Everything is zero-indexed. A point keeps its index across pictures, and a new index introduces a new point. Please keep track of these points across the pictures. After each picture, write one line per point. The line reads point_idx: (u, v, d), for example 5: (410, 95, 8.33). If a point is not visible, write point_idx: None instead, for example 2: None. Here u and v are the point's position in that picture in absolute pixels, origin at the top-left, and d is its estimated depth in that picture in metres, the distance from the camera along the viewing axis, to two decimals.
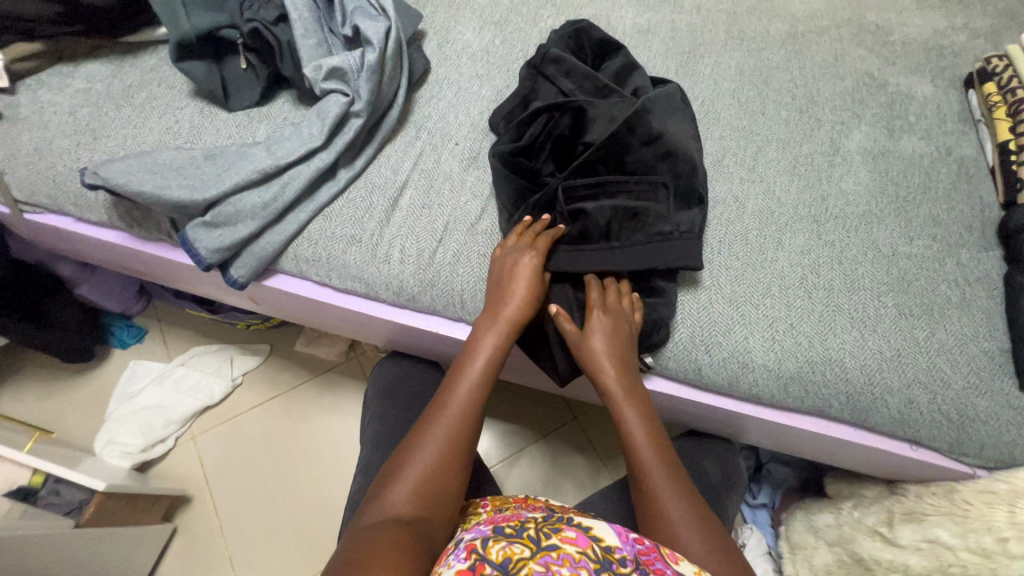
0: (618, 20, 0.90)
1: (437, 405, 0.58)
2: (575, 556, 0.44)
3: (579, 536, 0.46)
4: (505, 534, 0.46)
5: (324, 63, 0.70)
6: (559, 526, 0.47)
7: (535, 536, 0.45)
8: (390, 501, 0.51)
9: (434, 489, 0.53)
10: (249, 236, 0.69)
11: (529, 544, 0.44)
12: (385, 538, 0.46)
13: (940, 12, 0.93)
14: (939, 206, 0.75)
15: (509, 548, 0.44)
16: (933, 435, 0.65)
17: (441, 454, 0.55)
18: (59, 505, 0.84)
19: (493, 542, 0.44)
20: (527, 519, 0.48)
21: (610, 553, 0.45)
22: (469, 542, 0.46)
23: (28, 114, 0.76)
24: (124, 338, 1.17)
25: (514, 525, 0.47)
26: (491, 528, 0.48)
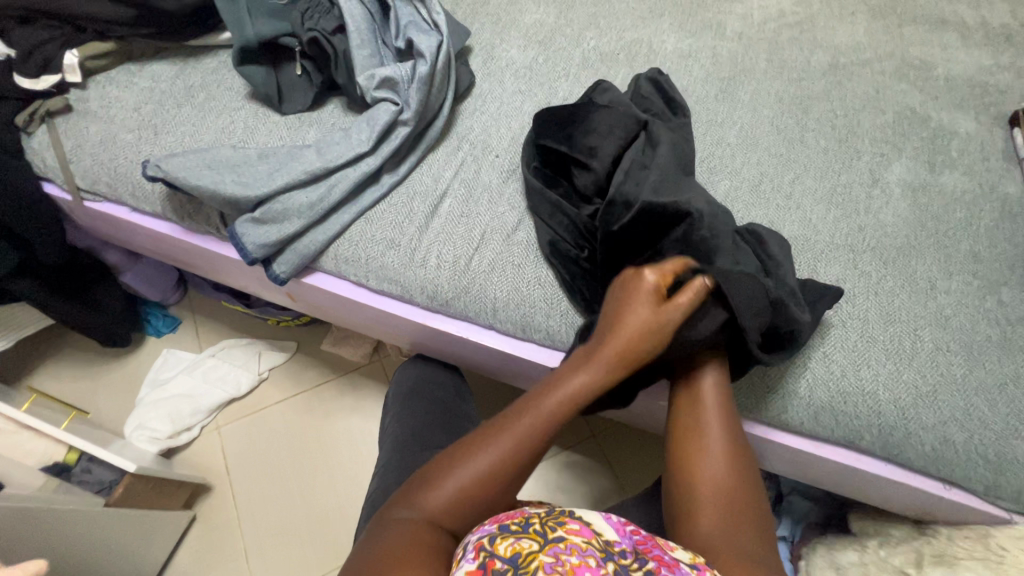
0: (660, 45, 0.92)
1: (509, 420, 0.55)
2: (582, 544, 0.44)
3: (583, 527, 0.46)
4: (512, 531, 0.45)
5: (376, 74, 0.73)
6: (562, 518, 0.47)
7: (542, 530, 0.45)
8: (426, 504, 0.50)
9: (472, 499, 0.51)
10: (295, 234, 0.71)
11: (536, 539, 0.44)
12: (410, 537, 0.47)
13: (986, 50, 0.93)
14: (980, 243, 0.74)
15: (517, 543, 0.44)
16: (968, 476, 0.63)
17: (492, 467, 0.52)
18: (89, 484, 0.88)
19: (501, 539, 0.44)
20: (531, 513, 0.48)
21: (612, 546, 0.46)
22: (476, 541, 0.45)
23: (96, 108, 0.80)
24: (160, 327, 1.21)
25: (518, 520, 0.47)
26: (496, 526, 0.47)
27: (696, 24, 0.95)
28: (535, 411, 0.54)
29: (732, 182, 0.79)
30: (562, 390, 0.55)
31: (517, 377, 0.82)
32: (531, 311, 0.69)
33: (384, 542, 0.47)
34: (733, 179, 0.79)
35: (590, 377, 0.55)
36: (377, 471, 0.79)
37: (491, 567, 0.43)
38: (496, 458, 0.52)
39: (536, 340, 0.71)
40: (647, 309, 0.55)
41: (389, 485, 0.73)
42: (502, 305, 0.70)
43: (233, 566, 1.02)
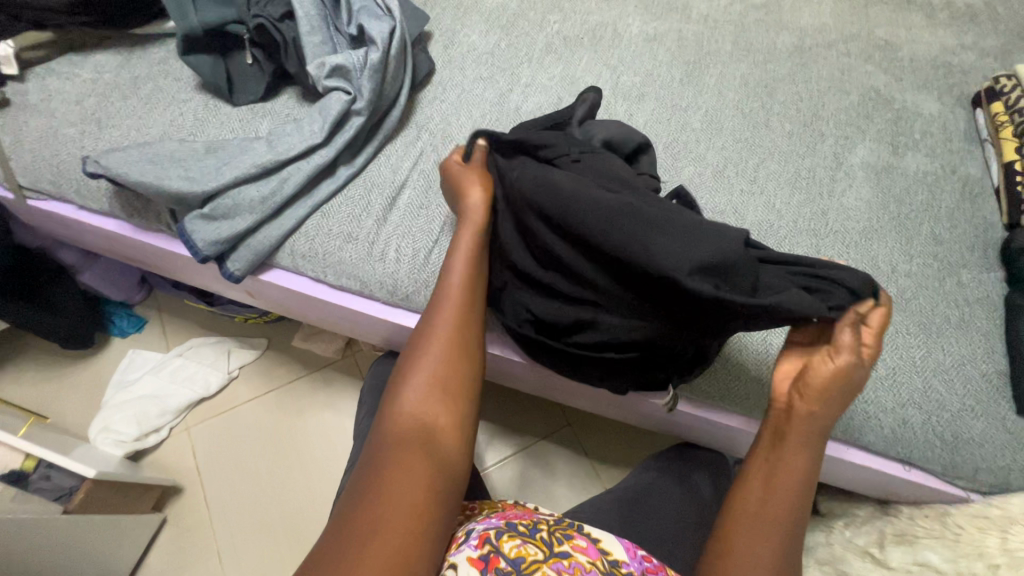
0: (625, 28, 0.90)
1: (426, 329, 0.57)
2: (587, 564, 0.48)
3: (590, 547, 0.50)
4: (520, 532, 0.49)
5: (327, 62, 0.71)
6: (571, 533, 0.51)
7: (548, 540, 0.49)
8: (395, 413, 0.53)
9: (434, 398, 0.54)
10: (247, 230, 0.69)
11: (543, 547, 0.48)
12: (396, 452, 0.49)
13: (950, 30, 0.93)
14: (941, 225, 0.74)
15: (523, 548, 0.47)
16: (926, 457, 0.64)
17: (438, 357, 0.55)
18: (48, 491, 0.85)
19: (507, 538, 0.48)
20: (539, 520, 0.52)
21: (616, 568, 0.49)
22: (482, 532, 0.49)
23: (35, 101, 0.77)
24: (124, 327, 1.18)
25: (526, 525, 0.51)
26: (503, 524, 0.51)
27: (661, 7, 0.93)
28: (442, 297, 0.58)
29: (697, 168, 0.78)
30: (457, 267, 0.59)
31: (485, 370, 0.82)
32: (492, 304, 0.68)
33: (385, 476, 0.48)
34: (698, 165, 0.78)
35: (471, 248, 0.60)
36: (344, 468, 0.78)
37: (493, 563, 0.46)
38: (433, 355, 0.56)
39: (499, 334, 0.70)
40: (475, 185, 0.62)
41: None
42: None
43: (207, 567, 1.01)
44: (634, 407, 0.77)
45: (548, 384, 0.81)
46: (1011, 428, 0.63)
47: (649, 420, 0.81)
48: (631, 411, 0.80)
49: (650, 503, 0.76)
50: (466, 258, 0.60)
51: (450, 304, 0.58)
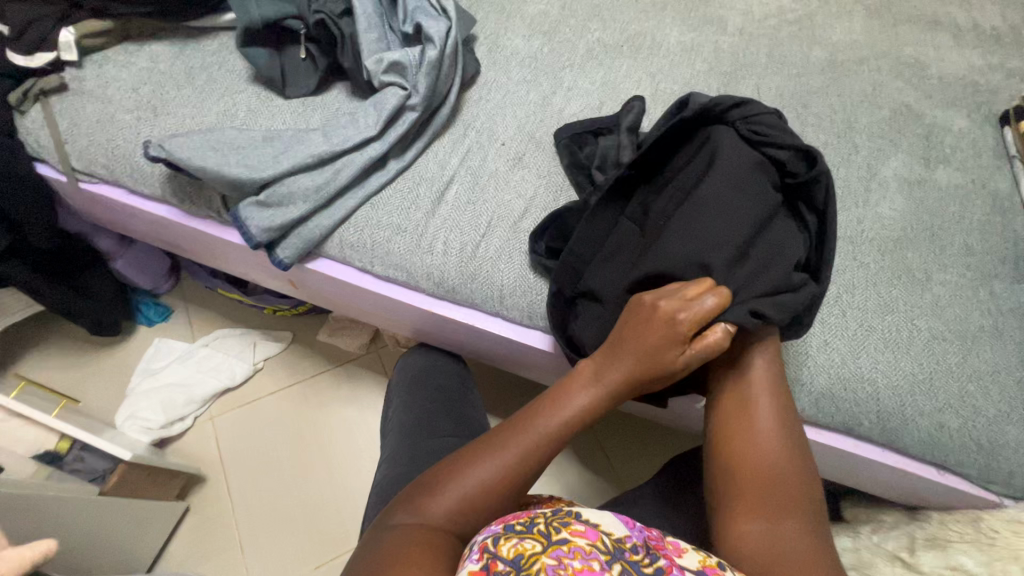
0: (663, 37, 0.93)
1: (508, 432, 0.55)
2: (587, 548, 0.44)
3: (589, 529, 0.46)
4: (516, 531, 0.45)
5: (385, 58, 0.73)
6: (568, 519, 0.47)
7: (545, 531, 0.45)
8: (428, 510, 0.50)
9: (467, 510, 0.51)
10: (299, 218, 0.71)
11: (540, 539, 0.44)
12: (413, 542, 0.47)
13: (977, 50, 0.96)
14: (973, 236, 0.76)
15: (520, 545, 0.44)
16: (961, 461, 0.65)
17: (504, 471, 0.52)
18: (83, 472, 0.87)
19: (503, 540, 0.44)
20: (536, 513, 0.48)
21: (622, 543, 0.46)
22: (480, 541, 0.45)
23: (92, 87, 0.79)
24: (151, 316, 1.19)
25: (524, 521, 0.47)
26: (501, 525, 0.47)
27: (698, 19, 0.96)
28: (529, 421, 0.55)
29: None
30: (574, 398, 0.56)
31: (517, 364, 0.82)
32: (539, 298, 0.70)
33: (388, 543, 0.47)
34: None
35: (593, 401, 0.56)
36: (380, 458, 0.78)
37: (493, 569, 0.43)
38: (495, 472, 0.52)
39: (542, 327, 0.71)
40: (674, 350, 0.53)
41: (392, 473, 0.72)
42: (509, 291, 0.70)
43: (227, 557, 1.01)
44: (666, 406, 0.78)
45: None
46: None
47: (679, 420, 0.82)
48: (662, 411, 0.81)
49: None
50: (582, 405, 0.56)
51: (542, 434, 0.54)
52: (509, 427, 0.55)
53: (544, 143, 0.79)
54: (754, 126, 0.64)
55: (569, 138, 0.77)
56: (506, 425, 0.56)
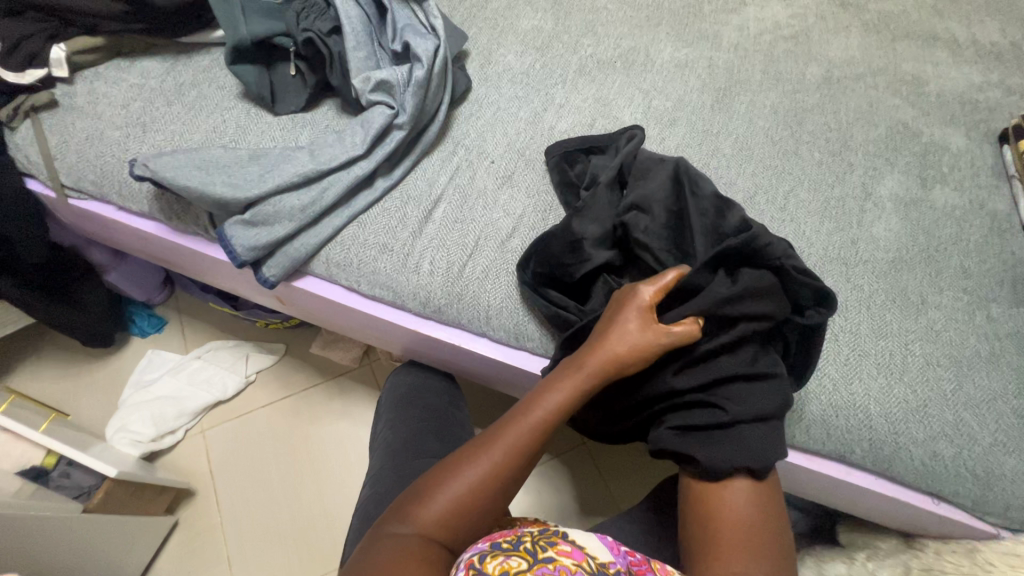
0: (657, 53, 0.92)
1: (496, 436, 0.54)
2: (571, 567, 0.45)
3: (575, 549, 0.47)
4: (502, 550, 0.46)
5: (372, 76, 0.73)
6: (555, 539, 0.47)
7: (532, 549, 0.46)
8: (420, 518, 0.50)
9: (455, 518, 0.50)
10: (285, 237, 0.70)
11: (526, 557, 0.45)
12: (404, 557, 0.46)
13: (976, 67, 0.94)
14: (970, 258, 0.75)
15: (506, 563, 0.44)
16: (956, 491, 0.64)
17: (490, 473, 0.52)
18: (68, 489, 0.86)
19: (489, 558, 0.44)
20: (523, 532, 0.49)
21: (605, 567, 0.47)
22: (466, 559, 0.46)
23: (82, 103, 0.79)
24: (144, 327, 1.19)
25: (510, 539, 0.48)
26: (487, 543, 0.48)
27: (692, 34, 0.95)
28: (517, 422, 0.55)
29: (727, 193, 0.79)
30: (557, 395, 0.56)
31: (506, 384, 0.82)
32: (524, 319, 0.69)
33: (380, 556, 0.47)
34: (727, 190, 0.79)
35: (575, 391, 0.56)
36: (365, 478, 0.77)
37: None
38: (482, 475, 0.52)
39: (528, 348, 0.70)
40: (639, 333, 0.57)
41: (375, 495, 0.71)
42: (495, 312, 0.69)
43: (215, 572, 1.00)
44: None
45: None
46: None
47: None
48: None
49: None
50: (563, 401, 0.56)
51: (528, 435, 0.54)
52: (496, 428, 0.55)
53: (534, 161, 0.79)
54: (793, 262, 0.61)
55: (558, 157, 0.76)
56: (494, 427, 0.56)
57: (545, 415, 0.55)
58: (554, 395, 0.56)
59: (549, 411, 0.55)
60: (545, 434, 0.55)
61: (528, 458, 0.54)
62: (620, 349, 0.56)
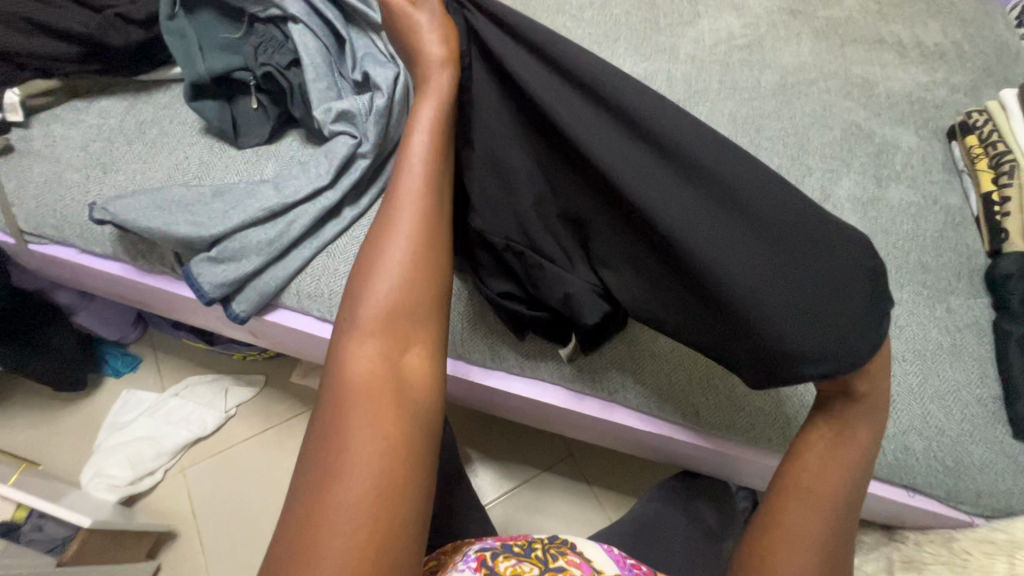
0: (617, 68, 0.94)
1: (386, 223, 0.58)
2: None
3: (583, 562, 0.53)
4: (515, 553, 0.53)
5: (333, 107, 0.73)
6: (564, 550, 0.54)
7: (544, 557, 0.52)
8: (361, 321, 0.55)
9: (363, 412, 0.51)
10: (253, 271, 0.69)
11: (537, 564, 0.51)
12: (365, 379, 0.52)
13: (922, 67, 0.98)
14: (928, 253, 0.77)
15: (516, 566, 0.51)
16: (929, 483, 0.65)
17: (405, 250, 0.56)
18: (41, 542, 0.82)
19: (503, 557, 0.51)
20: (535, 541, 0.55)
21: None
22: (479, 554, 0.52)
23: (40, 147, 0.78)
24: (117, 367, 1.16)
25: (523, 545, 0.54)
26: (500, 546, 0.55)
27: (650, 48, 0.97)
28: (400, 191, 0.58)
29: None
30: (416, 151, 0.59)
31: (487, 403, 0.82)
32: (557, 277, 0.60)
33: (345, 375, 0.53)
34: None
35: (432, 134, 0.59)
36: None
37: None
38: (397, 254, 0.56)
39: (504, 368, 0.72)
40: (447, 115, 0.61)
41: None
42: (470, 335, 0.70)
43: None
44: (624, 435, 0.77)
45: (553, 419, 0.80)
46: (1009, 452, 0.65)
47: (652, 450, 0.81)
48: (617, 438, 0.79)
49: (659, 536, 0.77)
50: (426, 145, 0.59)
51: (415, 198, 0.58)
52: (388, 208, 0.59)
53: None
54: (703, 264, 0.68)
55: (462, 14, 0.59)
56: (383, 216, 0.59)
57: (418, 160, 0.59)
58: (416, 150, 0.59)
59: (418, 157, 0.59)
60: (433, 181, 0.59)
61: (432, 208, 0.58)
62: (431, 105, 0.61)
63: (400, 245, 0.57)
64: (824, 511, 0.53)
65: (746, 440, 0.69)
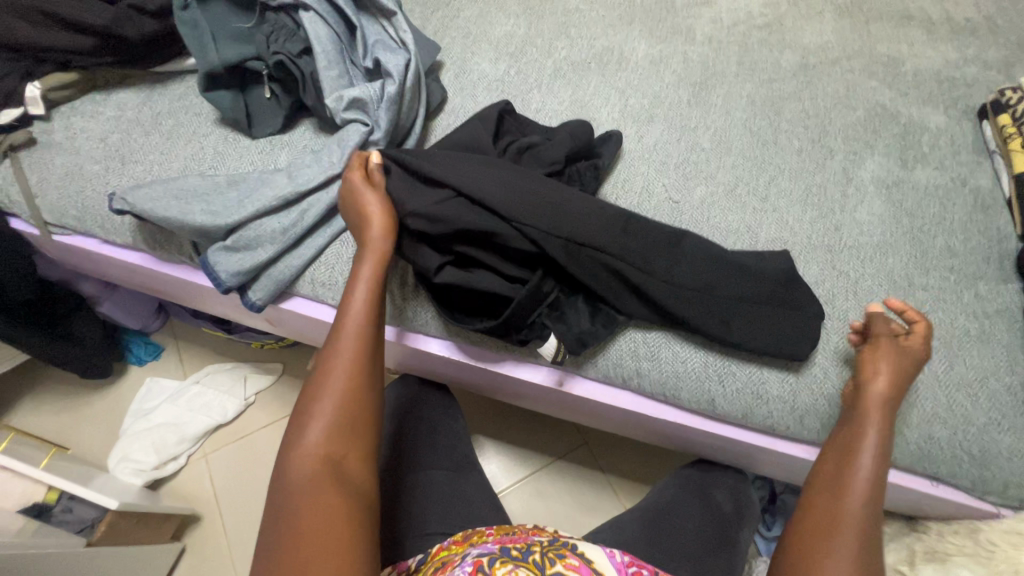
0: (631, 51, 0.92)
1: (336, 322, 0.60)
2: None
3: (582, 565, 0.52)
4: (513, 557, 0.52)
5: (345, 95, 0.72)
6: (564, 552, 0.53)
7: (541, 562, 0.52)
8: (311, 422, 0.54)
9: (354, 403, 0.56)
10: (268, 260, 0.70)
11: (534, 569, 0.51)
12: (312, 484, 0.51)
13: (952, 44, 0.94)
14: (955, 237, 0.75)
15: (514, 571, 0.51)
16: (955, 473, 0.64)
17: (354, 355, 0.58)
18: (71, 523, 0.86)
19: (500, 563, 0.51)
20: (534, 543, 0.55)
21: None
22: (477, 559, 0.53)
23: (61, 139, 0.79)
24: (141, 355, 1.19)
25: (522, 549, 0.54)
26: (499, 549, 0.55)
27: (665, 30, 0.95)
28: (348, 299, 0.60)
29: (708, 187, 0.79)
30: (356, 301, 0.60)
31: (501, 391, 0.82)
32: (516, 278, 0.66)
33: (295, 485, 0.52)
34: (709, 184, 0.79)
35: (371, 286, 0.60)
36: None
37: None
38: (348, 362, 0.57)
39: (517, 355, 0.72)
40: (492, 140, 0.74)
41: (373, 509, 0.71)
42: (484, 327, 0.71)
43: None
44: (644, 423, 0.76)
45: (567, 406, 0.80)
46: None
47: (668, 439, 0.80)
48: (638, 427, 0.79)
49: (672, 523, 0.76)
50: (366, 292, 0.60)
51: (359, 324, 0.59)
52: (337, 316, 0.60)
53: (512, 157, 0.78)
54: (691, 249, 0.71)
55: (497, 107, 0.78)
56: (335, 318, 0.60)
57: (360, 313, 0.59)
58: (353, 297, 0.60)
59: (354, 315, 0.59)
60: (370, 332, 0.59)
61: (371, 373, 0.58)
62: (377, 236, 0.62)
63: (349, 343, 0.58)
64: (853, 504, 0.54)
65: (771, 429, 0.68)
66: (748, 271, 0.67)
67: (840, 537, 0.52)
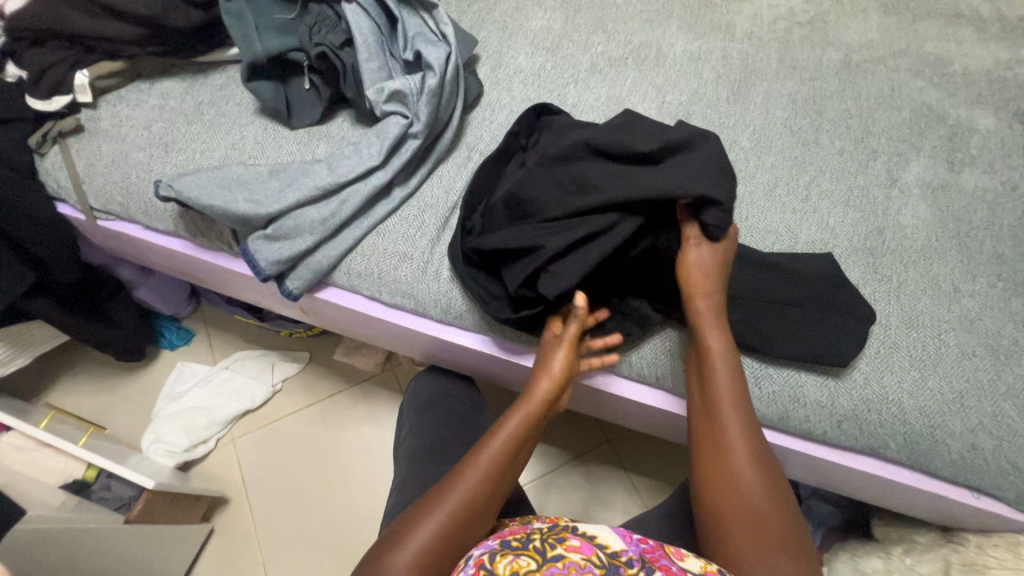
0: (669, 47, 0.91)
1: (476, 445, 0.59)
2: (581, 562, 0.45)
3: (584, 544, 0.47)
4: (512, 547, 0.47)
5: (385, 87, 0.73)
6: (564, 535, 0.48)
7: (541, 548, 0.46)
8: (404, 545, 0.51)
9: (452, 538, 0.52)
10: (307, 249, 0.71)
11: (536, 557, 0.45)
12: None
13: (1003, 44, 0.91)
14: (1004, 243, 0.73)
15: (515, 562, 0.45)
16: (998, 485, 0.62)
17: (474, 486, 0.55)
18: (110, 500, 0.89)
19: (500, 556, 0.46)
20: (533, 530, 0.49)
21: (616, 558, 0.46)
22: (476, 556, 0.47)
23: (107, 126, 0.81)
24: (173, 340, 1.22)
25: (520, 537, 0.49)
26: (497, 542, 0.49)
27: (704, 26, 0.93)
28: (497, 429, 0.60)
29: (746, 186, 0.77)
30: (505, 432, 0.59)
31: (530, 386, 0.83)
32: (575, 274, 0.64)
33: None
34: (748, 183, 0.78)
35: (520, 426, 0.60)
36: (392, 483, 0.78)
37: None
38: (464, 491, 0.54)
39: None
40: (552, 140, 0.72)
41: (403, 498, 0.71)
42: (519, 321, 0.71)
43: None
44: (675, 424, 0.75)
45: (596, 403, 0.80)
46: None
47: None
48: (669, 427, 0.78)
49: None
50: (514, 430, 0.59)
51: (493, 455, 0.57)
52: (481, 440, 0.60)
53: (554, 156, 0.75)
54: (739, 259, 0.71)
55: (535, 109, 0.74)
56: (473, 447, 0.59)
57: (501, 443, 0.58)
58: (503, 428, 0.59)
59: (494, 447, 0.58)
60: (501, 469, 0.57)
61: (482, 507, 0.54)
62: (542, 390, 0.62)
63: (475, 477, 0.55)
64: (742, 428, 0.57)
65: (805, 433, 0.67)
66: (793, 275, 0.67)
67: (734, 462, 0.55)
